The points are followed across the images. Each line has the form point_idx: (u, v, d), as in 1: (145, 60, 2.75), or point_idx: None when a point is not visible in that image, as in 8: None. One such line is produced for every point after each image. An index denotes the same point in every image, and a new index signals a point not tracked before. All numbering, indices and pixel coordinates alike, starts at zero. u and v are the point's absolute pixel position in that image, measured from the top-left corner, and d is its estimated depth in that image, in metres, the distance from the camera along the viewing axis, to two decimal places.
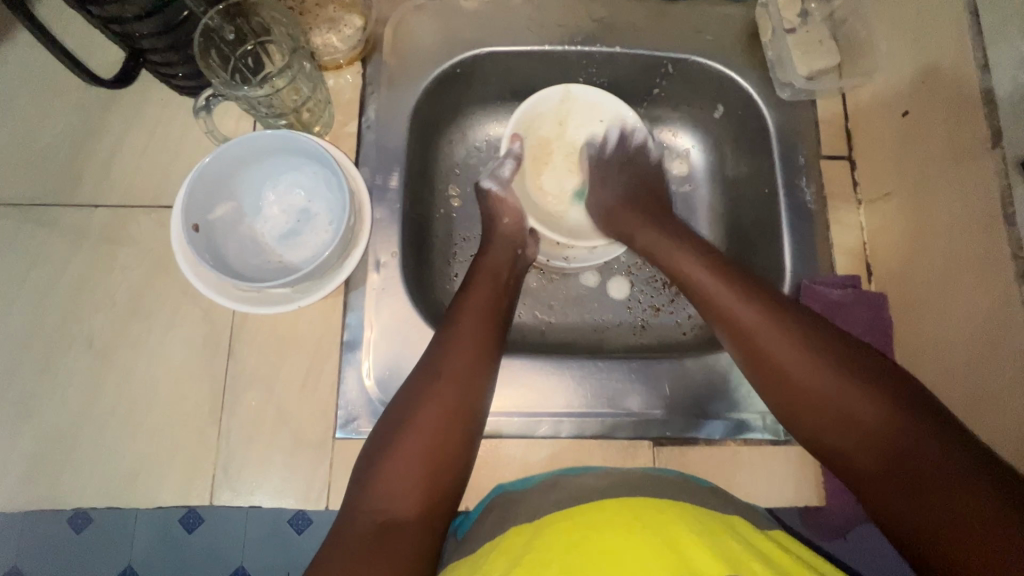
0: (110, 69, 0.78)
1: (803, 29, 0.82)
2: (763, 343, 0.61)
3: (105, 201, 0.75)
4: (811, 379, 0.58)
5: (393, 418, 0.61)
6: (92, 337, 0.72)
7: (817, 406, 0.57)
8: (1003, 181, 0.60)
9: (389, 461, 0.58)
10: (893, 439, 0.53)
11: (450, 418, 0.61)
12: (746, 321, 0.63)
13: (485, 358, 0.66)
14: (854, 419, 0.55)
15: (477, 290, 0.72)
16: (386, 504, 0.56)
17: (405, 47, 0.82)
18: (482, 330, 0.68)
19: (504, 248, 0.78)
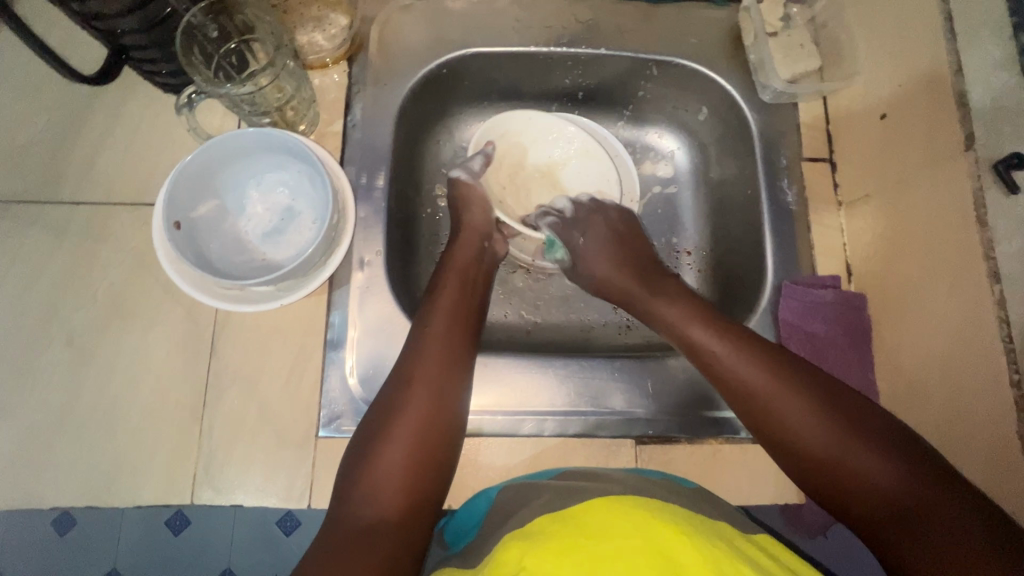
0: (93, 65, 0.77)
1: (785, 33, 0.83)
2: (728, 373, 0.63)
3: (88, 198, 0.75)
4: (778, 407, 0.59)
5: (371, 426, 0.62)
6: (73, 336, 0.72)
7: (789, 433, 0.58)
8: (976, 182, 0.61)
9: (369, 466, 0.59)
10: (865, 463, 0.53)
11: (426, 425, 0.61)
12: (712, 352, 0.65)
13: (458, 359, 0.67)
14: (819, 446, 0.56)
15: (445, 291, 0.72)
16: (370, 508, 0.56)
17: (391, 47, 0.82)
18: (451, 331, 0.68)
19: (469, 242, 0.78)
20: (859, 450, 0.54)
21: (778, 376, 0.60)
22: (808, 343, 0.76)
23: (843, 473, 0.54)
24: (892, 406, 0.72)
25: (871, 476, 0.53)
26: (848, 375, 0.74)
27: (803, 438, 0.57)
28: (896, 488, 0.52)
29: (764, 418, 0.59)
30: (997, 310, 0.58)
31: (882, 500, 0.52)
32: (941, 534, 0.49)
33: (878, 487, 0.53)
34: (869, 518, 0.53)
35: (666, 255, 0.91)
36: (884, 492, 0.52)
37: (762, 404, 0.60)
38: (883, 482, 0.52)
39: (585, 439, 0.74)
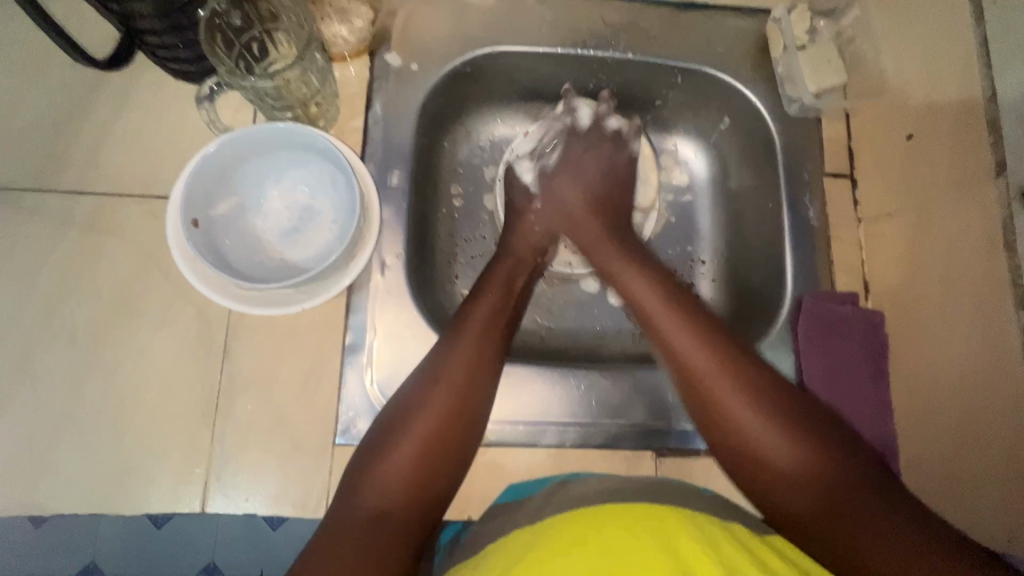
0: (100, 46, 0.73)
1: (813, 47, 0.81)
2: (694, 365, 0.63)
3: (93, 188, 0.71)
4: (728, 398, 0.60)
5: (393, 416, 0.60)
6: (75, 334, 0.68)
7: (730, 427, 0.60)
8: (1005, 209, 0.61)
9: (384, 457, 0.57)
10: (806, 463, 0.56)
11: (449, 421, 0.60)
12: (683, 352, 0.64)
13: (489, 366, 0.65)
14: (772, 448, 0.57)
15: (488, 294, 0.70)
16: (377, 496, 0.55)
17: (415, 42, 0.79)
18: (488, 336, 0.66)
19: (520, 255, 0.77)
20: (799, 443, 0.57)
21: (726, 355, 0.63)
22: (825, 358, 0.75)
23: (781, 471, 0.57)
24: (907, 426, 0.73)
25: (805, 474, 0.56)
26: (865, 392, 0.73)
27: (759, 442, 0.58)
28: (840, 491, 0.54)
29: (720, 412, 0.61)
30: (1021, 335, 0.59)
31: (824, 495, 0.55)
32: (877, 530, 0.52)
33: (818, 485, 0.55)
34: (800, 496, 0.56)
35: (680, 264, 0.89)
36: (827, 490, 0.55)
37: (721, 399, 0.61)
38: (830, 488, 0.55)
39: (604, 450, 0.74)
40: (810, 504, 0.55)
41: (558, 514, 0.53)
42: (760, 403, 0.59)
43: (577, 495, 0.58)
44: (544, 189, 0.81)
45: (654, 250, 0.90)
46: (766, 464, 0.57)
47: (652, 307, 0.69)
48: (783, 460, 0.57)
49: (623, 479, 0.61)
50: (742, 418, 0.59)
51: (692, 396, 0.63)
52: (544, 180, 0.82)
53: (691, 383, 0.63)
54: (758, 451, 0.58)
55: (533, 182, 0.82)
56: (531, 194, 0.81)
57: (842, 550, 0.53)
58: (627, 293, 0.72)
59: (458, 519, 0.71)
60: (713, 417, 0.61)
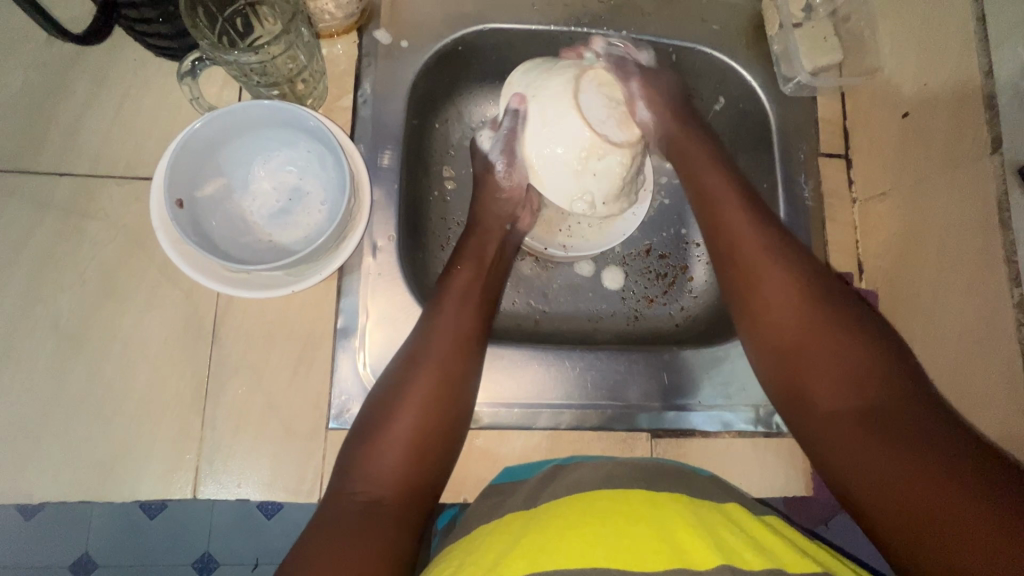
0: (77, 21, 0.70)
1: (808, 24, 0.81)
2: (760, 282, 0.62)
3: (72, 169, 0.69)
4: (788, 323, 0.59)
5: (377, 403, 0.60)
6: (59, 319, 0.66)
7: (793, 351, 0.59)
8: (1000, 185, 0.61)
9: (373, 447, 0.56)
10: (863, 399, 0.54)
11: (431, 403, 0.59)
12: (751, 265, 0.63)
13: (474, 345, 0.65)
14: (838, 367, 0.55)
15: (461, 272, 0.70)
16: (368, 484, 0.55)
17: (404, 19, 0.77)
18: (464, 313, 0.66)
19: (491, 228, 0.76)
20: (865, 386, 0.54)
21: (804, 292, 0.60)
22: None
23: (837, 410, 0.55)
24: None
25: (859, 411, 0.53)
26: None
27: (819, 375, 0.56)
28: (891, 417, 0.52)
29: (783, 336, 0.60)
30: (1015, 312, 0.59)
31: (870, 412, 0.53)
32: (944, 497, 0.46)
33: (875, 417, 0.52)
34: (855, 442, 0.52)
35: (674, 248, 0.89)
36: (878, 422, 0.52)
37: (769, 302, 0.61)
38: (890, 419, 0.51)
39: (600, 431, 0.74)
40: (851, 434, 0.53)
41: (553, 500, 0.52)
42: (836, 327, 0.57)
43: (572, 480, 0.57)
44: (505, 151, 0.76)
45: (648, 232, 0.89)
46: (817, 404, 0.56)
47: (731, 240, 0.66)
48: (848, 393, 0.54)
49: (622, 465, 0.59)
50: (834, 352, 0.56)
51: (748, 305, 0.63)
52: (505, 143, 0.75)
53: (763, 322, 0.61)
54: (816, 388, 0.56)
55: (493, 148, 0.77)
56: (492, 159, 0.78)
57: (864, 476, 0.51)
58: (716, 218, 0.68)
59: (455, 503, 0.70)
60: (762, 310, 0.61)
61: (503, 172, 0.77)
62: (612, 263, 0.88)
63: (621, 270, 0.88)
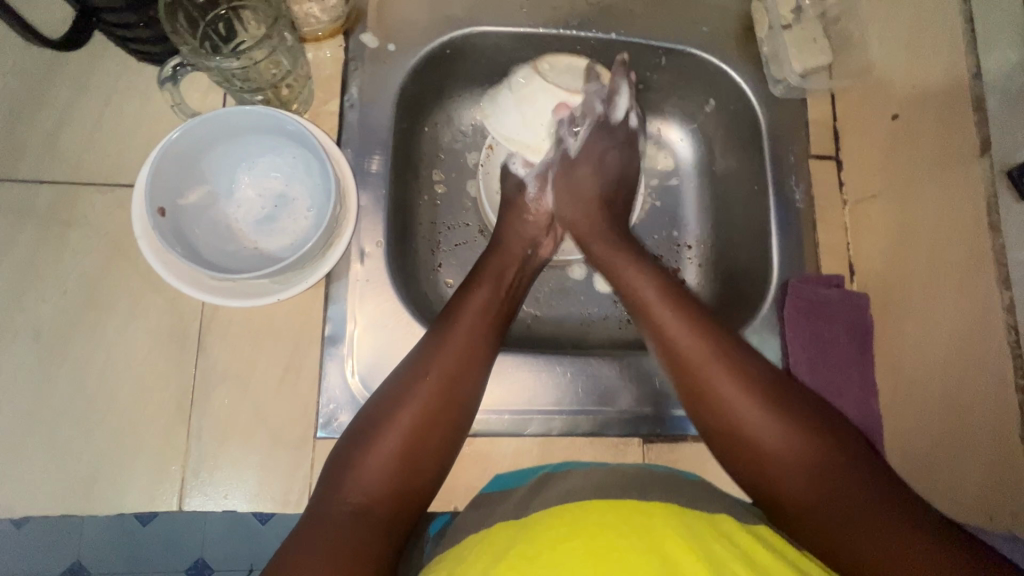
0: (56, 27, 0.69)
1: (798, 26, 0.80)
2: (686, 352, 0.61)
3: (54, 177, 0.68)
4: (733, 398, 0.58)
5: (376, 410, 0.59)
6: (40, 330, 0.65)
7: (725, 418, 0.58)
8: (990, 188, 0.62)
9: (366, 454, 0.56)
10: (797, 452, 0.54)
11: (430, 416, 0.59)
12: (682, 344, 0.62)
13: (481, 361, 0.64)
14: (771, 441, 0.55)
15: (479, 287, 0.68)
16: (361, 490, 0.54)
17: (392, 23, 0.76)
18: (477, 329, 0.65)
19: (513, 250, 0.74)
20: (798, 432, 0.55)
21: (728, 356, 0.60)
22: (812, 343, 0.74)
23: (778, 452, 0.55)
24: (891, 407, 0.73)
25: (799, 462, 0.54)
26: (849, 376, 0.73)
27: (757, 431, 0.56)
28: (822, 463, 0.54)
29: (704, 391, 0.59)
30: (1005, 316, 0.59)
31: (814, 464, 0.54)
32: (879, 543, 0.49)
33: (801, 462, 0.54)
34: (802, 495, 0.54)
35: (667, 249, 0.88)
36: (813, 465, 0.54)
37: (719, 388, 0.59)
38: (829, 480, 0.53)
39: (591, 437, 0.73)
40: (797, 486, 0.54)
41: (542, 510, 0.52)
42: (754, 390, 0.58)
43: (564, 488, 0.57)
44: (538, 180, 0.79)
45: (639, 235, 0.89)
46: (760, 457, 0.56)
47: (651, 300, 0.66)
48: (786, 448, 0.55)
49: (614, 472, 0.59)
50: (754, 418, 0.56)
51: (687, 390, 0.61)
52: (541, 171, 0.78)
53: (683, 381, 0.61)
54: (755, 442, 0.56)
55: (527, 178, 0.79)
56: (526, 186, 0.79)
57: (816, 514, 0.52)
58: (626, 286, 0.68)
59: (446, 511, 0.69)
60: (715, 408, 0.59)
61: (534, 198, 0.78)
62: None
63: None
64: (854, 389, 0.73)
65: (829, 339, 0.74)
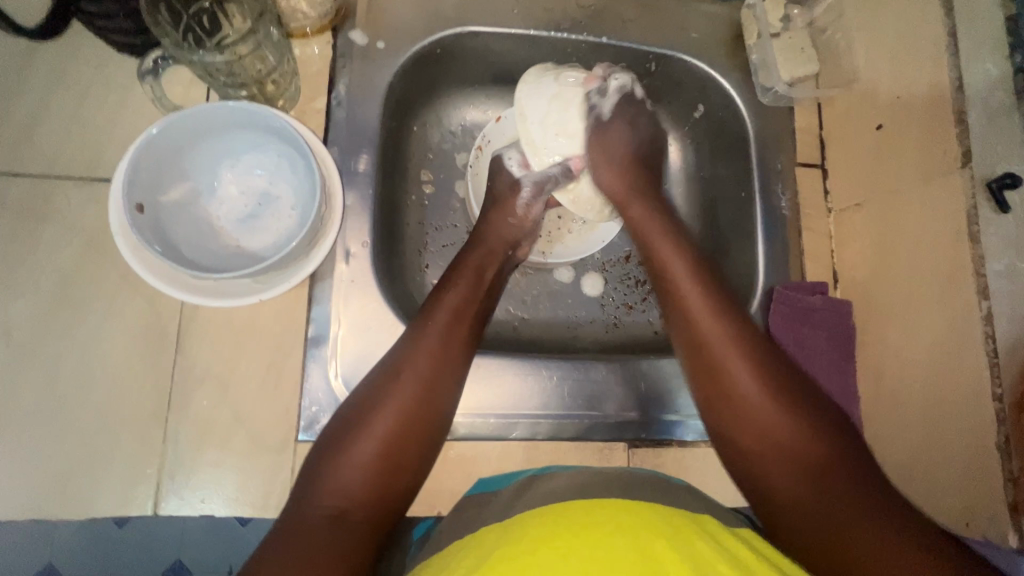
0: (33, 15, 0.67)
1: (786, 35, 0.81)
2: (709, 338, 0.62)
3: (28, 169, 0.66)
4: (731, 360, 0.60)
5: (348, 417, 0.58)
6: (11, 327, 0.63)
7: (721, 376, 0.60)
8: (970, 200, 0.63)
9: (339, 463, 0.54)
10: (794, 433, 0.55)
11: (405, 422, 0.58)
12: (691, 297, 0.64)
13: (457, 364, 0.63)
14: (778, 430, 0.56)
15: (456, 288, 0.67)
16: (337, 496, 0.53)
17: (381, 19, 0.75)
18: (451, 332, 0.63)
19: (494, 249, 0.73)
20: (793, 417, 0.56)
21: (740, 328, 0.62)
22: (796, 347, 0.75)
23: (780, 443, 0.56)
24: (871, 412, 0.74)
25: (795, 439, 0.55)
26: (830, 380, 0.74)
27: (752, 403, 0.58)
28: (809, 454, 0.54)
29: (701, 340, 0.62)
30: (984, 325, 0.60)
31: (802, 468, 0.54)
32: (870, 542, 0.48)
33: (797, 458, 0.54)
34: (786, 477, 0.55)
35: None
36: (802, 463, 0.54)
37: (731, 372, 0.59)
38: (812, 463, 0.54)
39: (577, 442, 0.73)
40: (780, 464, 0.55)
41: (528, 511, 0.51)
42: (760, 367, 0.59)
43: (545, 491, 0.56)
44: (534, 186, 0.75)
45: (626, 240, 0.89)
46: (752, 436, 0.57)
47: (670, 257, 0.68)
48: (781, 427, 0.56)
49: (598, 474, 0.59)
50: (749, 385, 0.58)
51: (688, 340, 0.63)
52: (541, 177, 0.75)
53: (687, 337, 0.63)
54: (749, 415, 0.57)
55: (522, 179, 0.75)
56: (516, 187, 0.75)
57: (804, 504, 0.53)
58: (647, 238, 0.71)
59: (429, 515, 0.69)
60: (722, 392, 0.60)
61: (525, 203, 0.74)
62: (591, 270, 0.87)
63: (600, 277, 0.87)
64: (836, 393, 0.74)
65: (813, 344, 0.75)
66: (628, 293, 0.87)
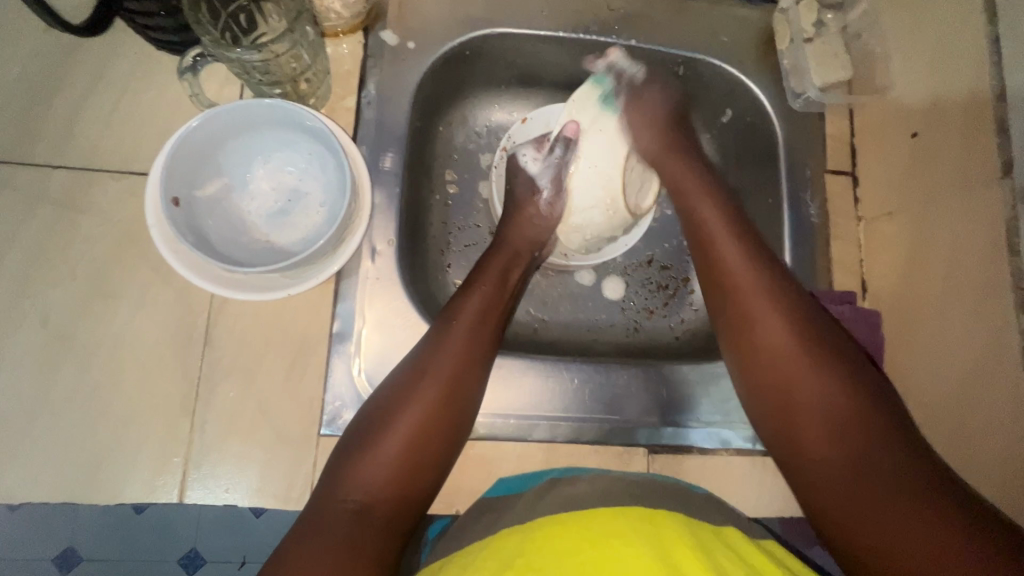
0: (76, 12, 0.69)
1: (820, 40, 0.80)
2: (734, 283, 0.64)
3: (68, 162, 0.67)
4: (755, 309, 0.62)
5: (373, 415, 0.58)
6: (47, 316, 0.65)
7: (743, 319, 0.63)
8: (1010, 211, 0.60)
9: (364, 461, 0.55)
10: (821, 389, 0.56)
11: (427, 421, 0.58)
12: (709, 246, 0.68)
13: (480, 364, 0.63)
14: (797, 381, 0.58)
15: (481, 287, 0.68)
16: (359, 491, 0.53)
17: (411, 20, 0.76)
18: (476, 330, 0.64)
19: (520, 251, 0.74)
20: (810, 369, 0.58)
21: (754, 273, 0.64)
22: None
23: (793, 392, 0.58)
24: None
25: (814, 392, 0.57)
26: None
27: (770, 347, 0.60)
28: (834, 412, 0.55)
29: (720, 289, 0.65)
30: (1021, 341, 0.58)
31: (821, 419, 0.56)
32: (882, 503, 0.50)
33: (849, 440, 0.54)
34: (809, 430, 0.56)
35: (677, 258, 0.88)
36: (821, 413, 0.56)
37: (777, 359, 0.59)
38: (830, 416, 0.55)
39: (597, 446, 0.73)
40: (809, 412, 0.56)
41: (545, 517, 0.51)
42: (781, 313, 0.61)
43: (569, 496, 0.56)
44: (553, 181, 0.74)
45: (649, 245, 0.88)
46: (778, 383, 0.59)
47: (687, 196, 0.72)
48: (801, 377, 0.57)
49: (619, 479, 0.59)
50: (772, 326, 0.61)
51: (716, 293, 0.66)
52: (555, 171, 0.74)
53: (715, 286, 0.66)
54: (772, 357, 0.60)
55: (539, 176, 0.75)
56: (538, 185, 0.75)
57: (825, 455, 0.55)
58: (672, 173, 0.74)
59: (446, 514, 0.69)
60: (773, 387, 0.59)
61: (547, 201, 0.75)
62: (613, 273, 0.87)
63: (623, 280, 0.87)
64: None
65: None
66: (650, 297, 0.86)
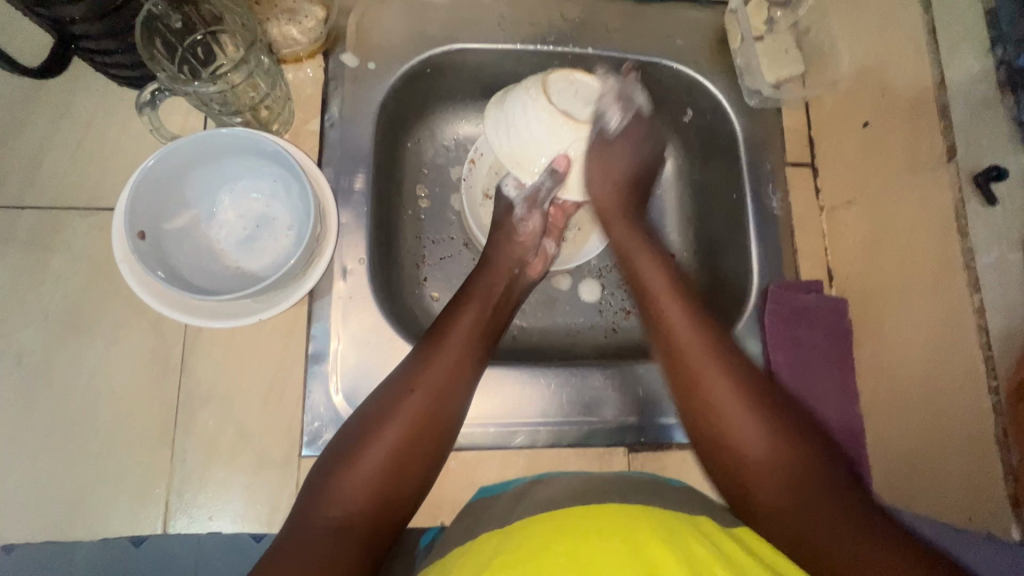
0: (35, 55, 0.70)
1: (770, 38, 0.81)
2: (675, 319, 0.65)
3: (35, 202, 0.68)
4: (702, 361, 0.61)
5: (353, 431, 0.59)
6: (22, 355, 0.65)
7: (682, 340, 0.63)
8: (957, 194, 0.63)
9: (342, 480, 0.55)
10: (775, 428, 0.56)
11: (411, 438, 0.58)
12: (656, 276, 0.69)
13: (465, 382, 0.64)
14: (742, 421, 0.57)
15: (468, 308, 0.68)
16: (335, 510, 0.53)
17: (370, 41, 0.77)
18: (465, 351, 0.65)
19: (501, 268, 0.74)
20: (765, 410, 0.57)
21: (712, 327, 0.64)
22: (790, 348, 0.75)
23: (743, 429, 0.57)
24: (872, 410, 0.74)
25: (771, 432, 0.56)
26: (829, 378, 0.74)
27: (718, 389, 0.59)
28: (781, 446, 0.55)
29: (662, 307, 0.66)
30: (977, 318, 0.60)
31: (784, 463, 0.54)
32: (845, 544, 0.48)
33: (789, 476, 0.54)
34: (766, 485, 0.54)
35: None
36: (782, 461, 0.55)
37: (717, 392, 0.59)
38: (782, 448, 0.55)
39: (578, 448, 0.74)
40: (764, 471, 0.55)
41: (523, 519, 0.51)
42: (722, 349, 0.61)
43: (542, 500, 0.56)
44: (536, 198, 0.77)
45: None
46: (725, 423, 0.58)
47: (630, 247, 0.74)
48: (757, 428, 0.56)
49: (594, 479, 0.59)
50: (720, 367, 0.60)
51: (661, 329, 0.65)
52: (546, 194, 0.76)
53: (670, 344, 0.64)
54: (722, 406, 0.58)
55: (516, 199, 0.78)
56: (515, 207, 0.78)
57: (783, 501, 0.53)
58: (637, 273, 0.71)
59: (434, 525, 0.70)
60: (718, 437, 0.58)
61: (521, 218, 0.77)
62: (588, 276, 0.88)
63: (598, 282, 0.88)
64: (835, 393, 0.74)
65: (807, 344, 0.75)
66: (626, 298, 0.87)
